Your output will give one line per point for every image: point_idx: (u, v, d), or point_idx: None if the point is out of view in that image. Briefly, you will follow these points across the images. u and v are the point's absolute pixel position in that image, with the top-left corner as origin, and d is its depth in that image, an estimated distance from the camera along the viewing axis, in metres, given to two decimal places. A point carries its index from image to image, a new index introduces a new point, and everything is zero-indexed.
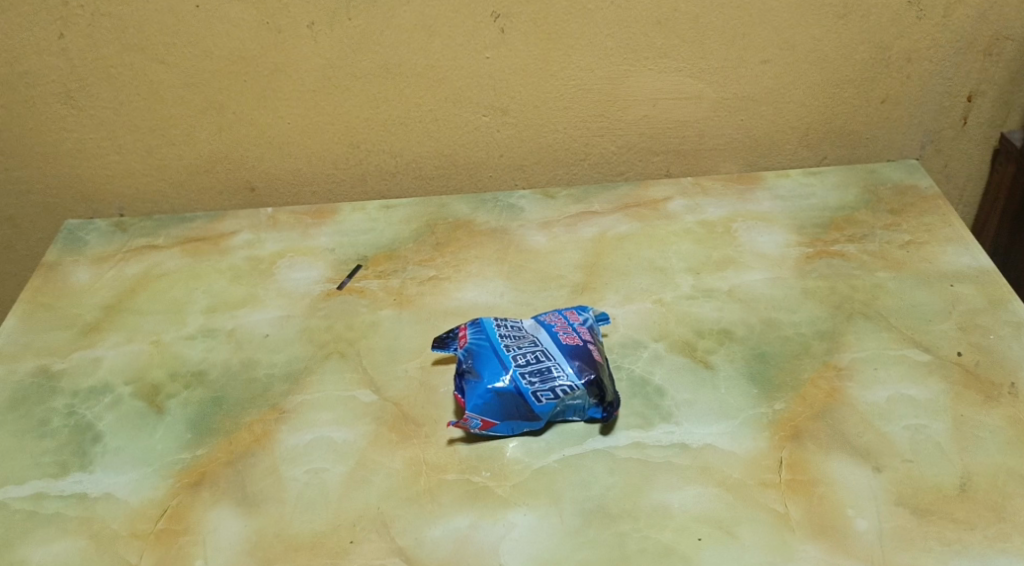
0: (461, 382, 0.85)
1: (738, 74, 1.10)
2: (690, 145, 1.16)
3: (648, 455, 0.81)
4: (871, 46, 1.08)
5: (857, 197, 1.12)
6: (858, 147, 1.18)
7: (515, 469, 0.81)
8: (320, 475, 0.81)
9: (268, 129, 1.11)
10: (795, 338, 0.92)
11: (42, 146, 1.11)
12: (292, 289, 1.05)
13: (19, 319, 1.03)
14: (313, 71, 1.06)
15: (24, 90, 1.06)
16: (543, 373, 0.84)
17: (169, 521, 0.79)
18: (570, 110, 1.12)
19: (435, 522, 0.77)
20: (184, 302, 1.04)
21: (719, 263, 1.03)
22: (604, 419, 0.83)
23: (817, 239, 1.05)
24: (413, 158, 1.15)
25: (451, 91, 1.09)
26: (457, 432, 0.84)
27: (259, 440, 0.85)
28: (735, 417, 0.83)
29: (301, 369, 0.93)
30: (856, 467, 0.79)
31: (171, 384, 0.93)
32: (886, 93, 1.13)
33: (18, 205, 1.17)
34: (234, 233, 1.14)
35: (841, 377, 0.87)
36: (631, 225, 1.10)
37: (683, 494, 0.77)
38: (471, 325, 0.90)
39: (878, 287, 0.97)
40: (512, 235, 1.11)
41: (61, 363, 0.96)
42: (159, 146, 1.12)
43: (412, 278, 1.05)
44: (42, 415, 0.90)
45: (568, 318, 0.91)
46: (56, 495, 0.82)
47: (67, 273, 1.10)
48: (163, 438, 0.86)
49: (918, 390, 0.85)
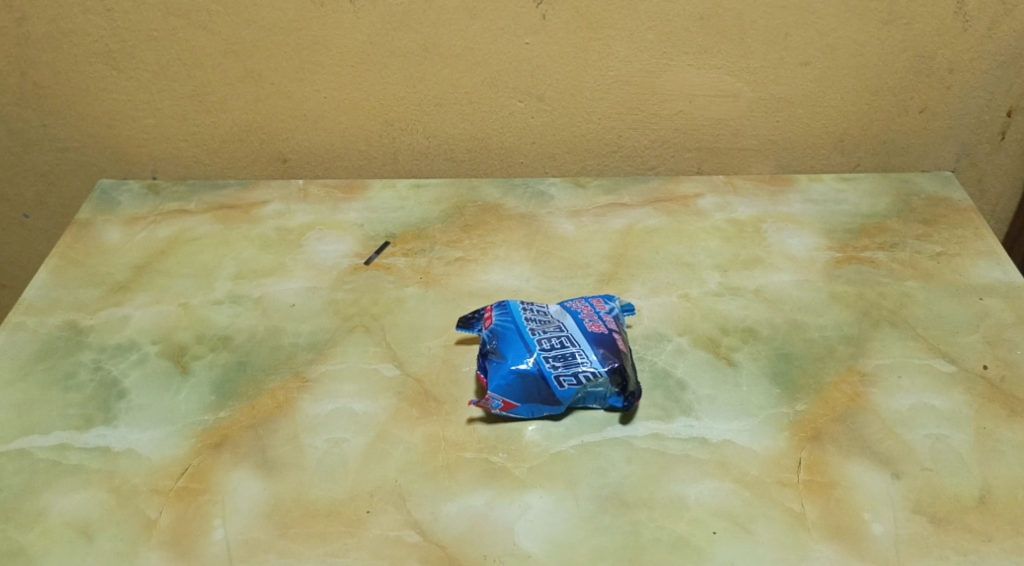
0: (485, 362, 0.85)
1: (777, 74, 1.09)
2: (723, 143, 1.16)
3: (667, 447, 0.81)
4: (913, 54, 1.07)
5: (889, 205, 1.11)
6: (893, 156, 1.17)
7: (533, 451, 0.81)
8: (340, 444, 0.82)
9: (304, 101, 1.12)
10: (820, 341, 0.91)
11: (81, 105, 1.12)
12: (319, 261, 1.06)
13: (50, 273, 1.04)
14: (353, 46, 1.07)
15: (67, 48, 1.07)
16: (567, 358, 0.84)
17: (190, 480, 0.80)
18: (605, 101, 1.12)
19: (451, 498, 0.77)
20: (212, 267, 1.05)
21: (747, 262, 1.03)
22: (624, 408, 0.83)
23: (847, 244, 1.05)
24: (446, 139, 1.16)
25: (489, 74, 1.09)
26: (477, 412, 0.85)
27: (282, 407, 0.86)
28: (756, 415, 0.84)
29: (325, 340, 0.94)
30: (875, 472, 0.79)
31: (197, 346, 0.94)
32: (925, 102, 1.12)
33: (53, 162, 1.18)
34: (265, 203, 1.15)
35: (864, 382, 0.87)
36: (660, 219, 1.10)
37: (699, 488, 0.78)
38: (497, 306, 0.90)
39: (906, 295, 0.97)
40: (540, 221, 1.11)
41: (89, 319, 0.97)
42: (195, 112, 1.13)
43: (439, 258, 1.05)
44: (69, 368, 0.91)
45: (594, 306, 0.91)
46: (80, 447, 0.83)
47: (99, 231, 1.11)
48: (187, 398, 0.87)
49: (941, 400, 0.85)
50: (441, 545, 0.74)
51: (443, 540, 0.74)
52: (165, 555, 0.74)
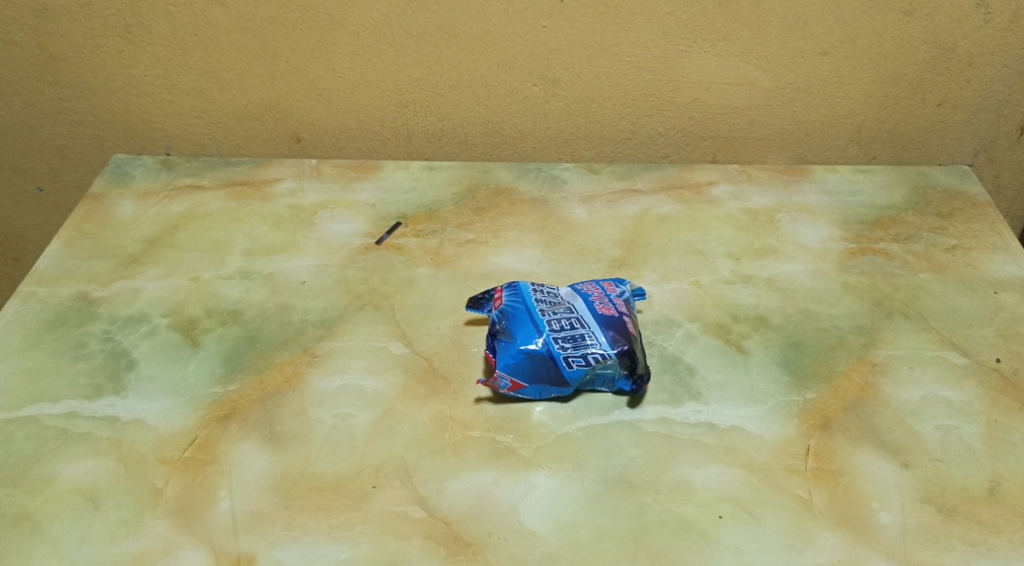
0: (494, 342, 0.85)
1: (795, 63, 1.08)
2: (739, 132, 1.15)
3: (675, 431, 0.81)
4: (933, 46, 1.07)
5: (905, 198, 1.10)
6: (909, 149, 1.16)
7: (540, 432, 0.81)
8: (347, 419, 0.82)
9: (319, 80, 1.12)
10: (832, 330, 0.91)
11: (97, 79, 1.13)
12: (331, 239, 1.06)
13: (63, 245, 1.04)
14: (369, 26, 1.06)
15: (84, 21, 1.08)
16: (576, 340, 0.83)
17: (197, 450, 0.80)
18: (621, 87, 1.11)
19: (457, 476, 0.77)
20: (224, 243, 1.05)
21: (760, 251, 1.02)
22: (633, 391, 0.83)
23: (861, 235, 1.04)
24: (460, 122, 1.15)
25: (505, 57, 1.09)
26: (485, 392, 0.85)
27: (291, 381, 0.86)
28: (765, 402, 0.83)
29: (335, 317, 0.94)
30: (884, 461, 0.78)
31: (207, 319, 0.94)
32: (944, 96, 1.11)
33: (68, 135, 1.19)
34: (278, 181, 1.15)
35: (875, 373, 0.86)
36: (673, 207, 1.10)
37: (706, 472, 0.77)
38: (508, 287, 0.90)
39: (920, 288, 0.96)
40: (553, 206, 1.11)
41: (101, 291, 0.98)
42: (210, 89, 1.13)
43: (450, 240, 1.05)
44: (79, 338, 0.91)
45: (605, 289, 0.90)
46: (88, 415, 0.83)
47: (112, 205, 1.11)
48: (196, 371, 0.87)
49: (953, 392, 0.84)
50: (445, 521, 0.74)
51: (448, 517, 0.74)
52: (171, 524, 0.74)
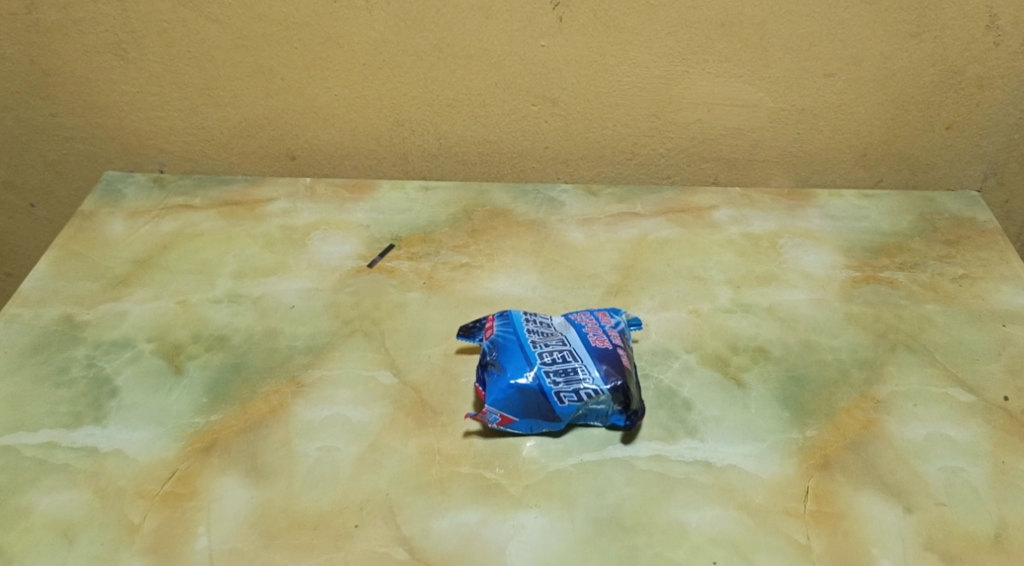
0: (484, 374, 0.82)
1: (800, 85, 1.06)
2: (742, 154, 1.12)
3: (669, 469, 0.78)
4: (942, 69, 1.04)
5: (911, 224, 1.08)
6: (916, 173, 1.13)
7: (530, 469, 0.78)
8: (332, 452, 0.80)
9: (314, 98, 1.10)
10: (834, 364, 0.88)
11: (90, 94, 1.11)
12: (322, 261, 1.03)
13: (50, 265, 1.02)
14: (365, 43, 1.05)
15: (76, 37, 1.06)
16: (569, 374, 0.81)
17: (177, 484, 0.78)
18: (621, 107, 1.09)
19: (443, 514, 0.75)
20: (214, 264, 1.03)
21: (761, 277, 1.00)
22: (627, 427, 0.80)
23: (865, 263, 1.02)
24: (458, 141, 1.13)
25: (503, 77, 1.07)
26: (474, 425, 0.82)
27: (275, 411, 0.84)
28: (763, 439, 0.80)
29: (323, 344, 0.92)
30: (885, 504, 0.75)
31: (193, 345, 0.92)
32: (952, 119, 1.08)
33: (60, 151, 1.17)
34: (271, 200, 1.14)
35: (877, 409, 0.83)
36: (673, 231, 1.07)
37: (701, 513, 0.75)
38: (499, 317, 0.87)
39: (925, 319, 0.94)
40: (550, 228, 1.08)
41: (86, 314, 0.96)
42: (205, 105, 1.11)
43: (444, 263, 1.03)
44: (62, 363, 0.89)
45: (600, 319, 0.88)
46: (67, 445, 0.81)
47: (102, 224, 1.09)
48: (179, 399, 0.85)
49: (958, 431, 0.81)
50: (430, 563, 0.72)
51: (432, 559, 0.72)
52: (147, 561, 0.72)
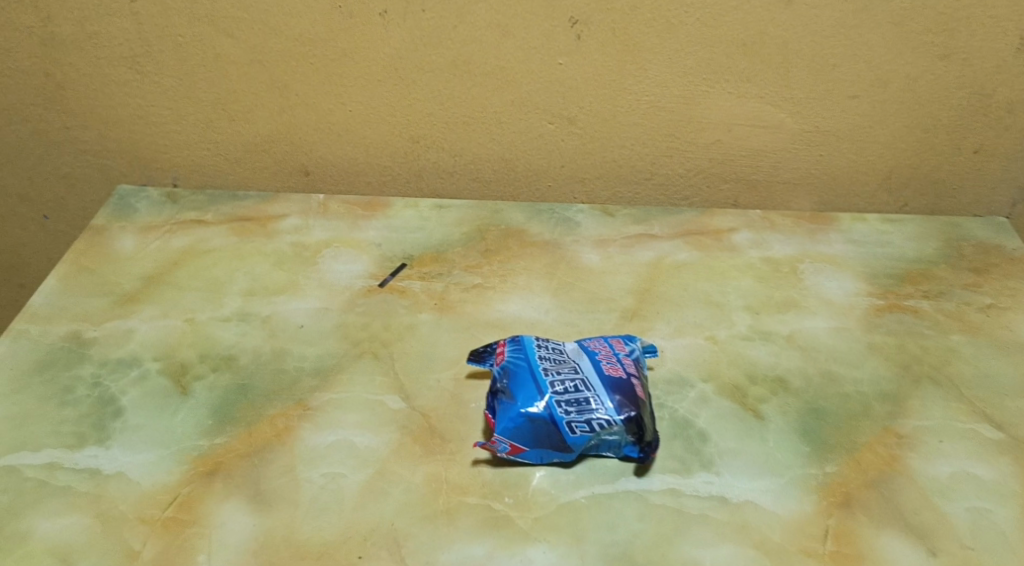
0: (494, 401, 0.80)
1: (823, 107, 1.03)
2: (762, 176, 1.10)
3: (683, 504, 0.75)
4: (971, 91, 1.01)
5: (936, 250, 1.05)
6: (942, 197, 1.10)
7: (539, 501, 0.76)
8: (337, 480, 0.78)
9: (328, 114, 1.09)
10: (856, 396, 0.85)
11: (105, 108, 1.10)
12: (333, 280, 1.02)
13: (59, 280, 1.01)
14: (380, 60, 1.03)
15: (91, 50, 1.05)
16: (581, 403, 0.78)
17: (178, 509, 0.76)
18: (639, 127, 1.07)
19: (449, 547, 0.73)
20: (224, 282, 1.02)
21: (781, 304, 0.97)
22: (640, 459, 0.78)
23: (889, 290, 0.99)
24: (473, 159, 1.11)
25: (519, 95, 1.05)
26: (483, 454, 0.80)
27: (281, 436, 0.82)
28: (781, 475, 0.78)
29: (331, 366, 0.90)
30: (908, 546, 0.73)
31: (199, 365, 0.90)
32: (981, 143, 1.05)
33: (74, 164, 1.16)
34: (283, 217, 1.12)
35: (900, 445, 0.80)
36: (690, 254, 1.05)
37: (716, 552, 0.72)
38: (511, 342, 0.85)
39: (951, 351, 0.91)
40: (564, 249, 1.06)
41: (93, 331, 0.95)
42: (218, 120, 1.10)
43: (456, 284, 1.01)
44: (68, 382, 0.88)
45: (613, 347, 0.85)
46: (70, 467, 0.80)
47: (113, 239, 1.09)
48: (184, 421, 0.84)
49: (985, 470, 0.78)
50: None
51: None
52: None
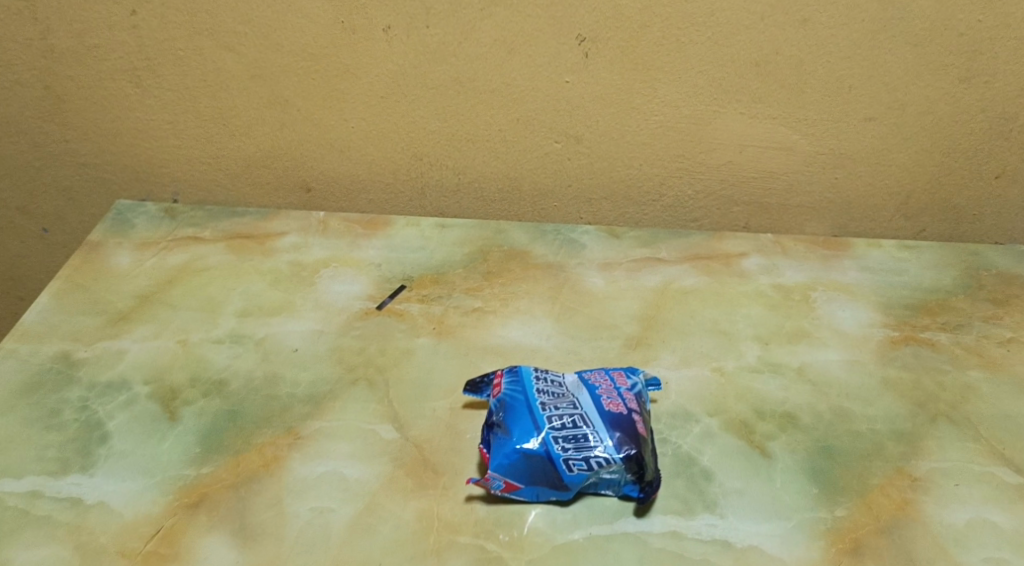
0: (489, 435, 0.78)
1: (838, 129, 1.00)
2: (775, 199, 1.06)
3: (685, 548, 0.72)
4: (992, 115, 0.98)
5: (954, 280, 1.01)
6: (961, 224, 1.07)
7: (534, 541, 0.73)
8: (325, 514, 0.75)
9: (330, 130, 1.06)
10: (868, 435, 0.82)
11: (104, 121, 1.09)
12: (330, 301, 1.00)
13: (52, 297, 0.99)
14: (383, 76, 1.01)
15: (91, 63, 1.04)
16: (579, 440, 0.75)
17: (160, 543, 0.74)
18: (648, 147, 1.04)
19: None
20: (219, 302, 1.00)
21: (792, 334, 0.94)
22: (640, 499, 0.75)
23: (904, 321, 0.95)
24: (477, 177, 1.09)
25: (525, 113, 1.02)
26: (477, 489, 0.77)
27: (269, 466, 0.80)
28: (788, 518, 0.74)
29: (324, 393, 0.87)
30: None
31: (190, 389, 0.88)
32: (1002, 168, 1.02)
33: (73, 177, 1.14)
34: (283, 234, 1.10)
35: (914, 488, 0.77)
36: (698, 279, 1.02)
37: None
38: (508, 373, 0.82)
39: (969, 387, 0.87)
40: (568, 272, 1.03)
41: (84, 351, 0.92)
42: (219, 135, 1.08)
43: (456, 307, 0.98)
44: (55, 405, 0.86)
45: (615, 380, 0.82)
46: (51, 495, 0.77)
47: (109, 255, 1.07)
48: (171, 449, 0.81)
49: (1003, 516, 0.75)
50: None
51: None
52: None
